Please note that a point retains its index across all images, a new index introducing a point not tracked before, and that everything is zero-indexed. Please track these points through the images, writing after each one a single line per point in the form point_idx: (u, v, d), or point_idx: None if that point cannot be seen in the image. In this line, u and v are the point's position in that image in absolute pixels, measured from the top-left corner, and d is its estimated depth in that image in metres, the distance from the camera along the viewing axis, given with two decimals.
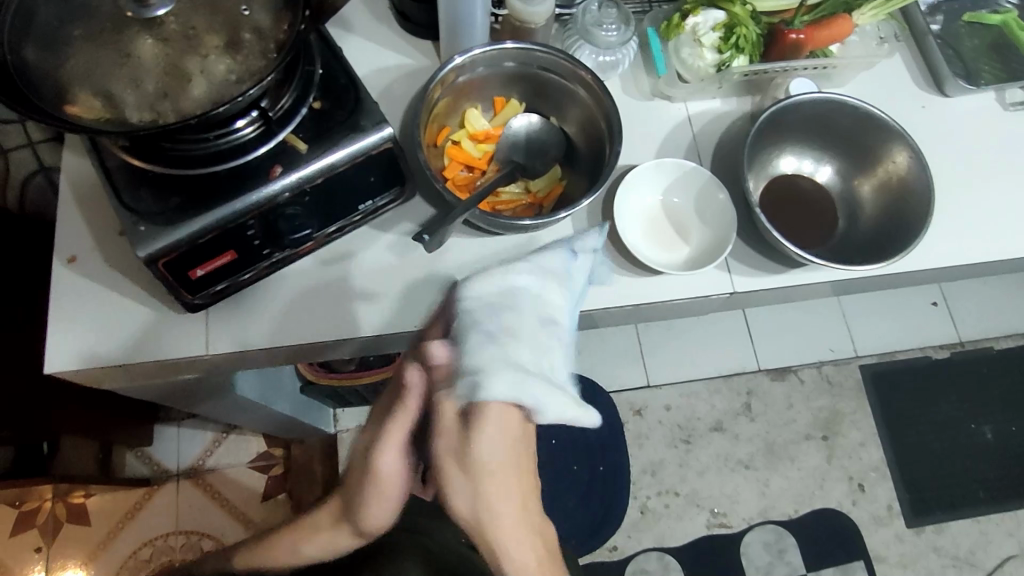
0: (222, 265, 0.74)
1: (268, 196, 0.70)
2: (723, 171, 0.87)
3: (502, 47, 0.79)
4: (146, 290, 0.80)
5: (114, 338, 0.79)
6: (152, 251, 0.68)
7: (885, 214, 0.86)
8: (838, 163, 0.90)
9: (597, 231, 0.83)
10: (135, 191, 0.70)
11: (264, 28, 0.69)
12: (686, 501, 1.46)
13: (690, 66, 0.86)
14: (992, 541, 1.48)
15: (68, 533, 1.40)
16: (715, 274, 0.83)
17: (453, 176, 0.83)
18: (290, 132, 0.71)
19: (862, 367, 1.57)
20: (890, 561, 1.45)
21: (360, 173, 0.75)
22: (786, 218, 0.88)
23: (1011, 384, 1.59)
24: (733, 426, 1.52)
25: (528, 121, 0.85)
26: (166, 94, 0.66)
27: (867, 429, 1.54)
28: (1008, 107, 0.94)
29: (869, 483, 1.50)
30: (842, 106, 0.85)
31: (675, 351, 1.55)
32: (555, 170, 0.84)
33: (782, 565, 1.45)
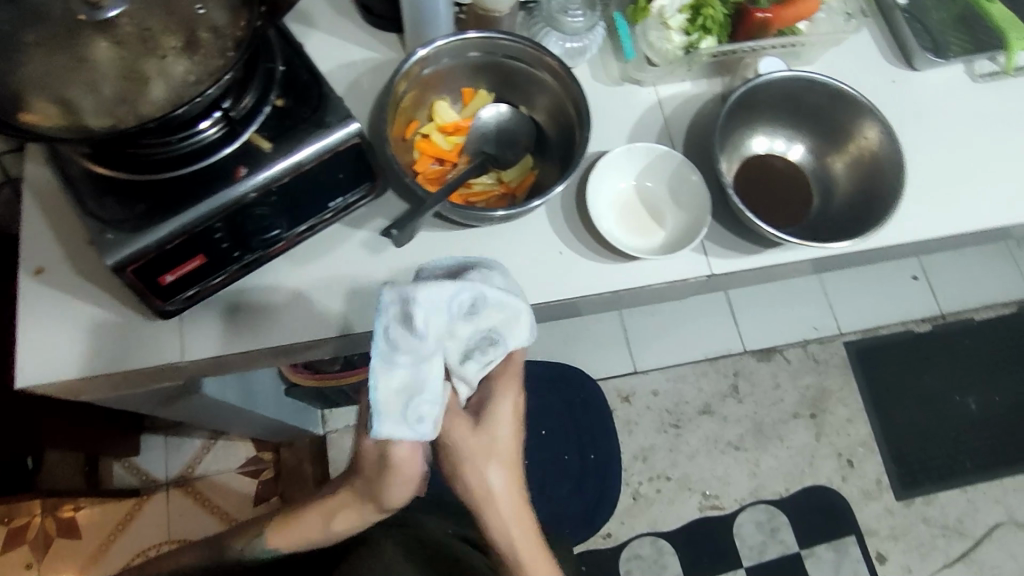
0: (192, 269, 0.73)
1: (235, 197, 0.69)
2: (695, 154, 0.87)
3: (465, 37, 0.77)
4: (116, 297, 0.79)
5: (87, 348, 0.78)
6: (118, 259, 0.67)
7: (859, 189, 0.86)
8: (811, 141, 0.90)
9: (571, 220, 0.83)
10: (100, 199, 0.69)
11: (221, 26, 0.67)
12: (677, 485, 1.47)
13: (658, 48, 0.85)
14: (980, 510, 1.50)
15: (58, 548, 1.39)
16: (691, 257, 0.83)
17: (424, 169, 0.81)
18: (254, 132, 0.71)
19: (846, 344, 1.58)
20: (881, 534, 1.47)
21: (327, 170, 0.74)
22: (760, 198, 0.88)
23: (994, 354, 1.61)
24: (722, 408, 1.53)
25: (497, 112, 0.84)
26: (124, 98, 0.64)
27: (853, 405, 1.55)
28: (977, 78, 0.94)
29: (857, 459, 1.51)
30: (812, 84, 0.85)
31: (660, 336, 1.55)
32: (528, 158, 0.83)
33: (775, 543, 1.46)
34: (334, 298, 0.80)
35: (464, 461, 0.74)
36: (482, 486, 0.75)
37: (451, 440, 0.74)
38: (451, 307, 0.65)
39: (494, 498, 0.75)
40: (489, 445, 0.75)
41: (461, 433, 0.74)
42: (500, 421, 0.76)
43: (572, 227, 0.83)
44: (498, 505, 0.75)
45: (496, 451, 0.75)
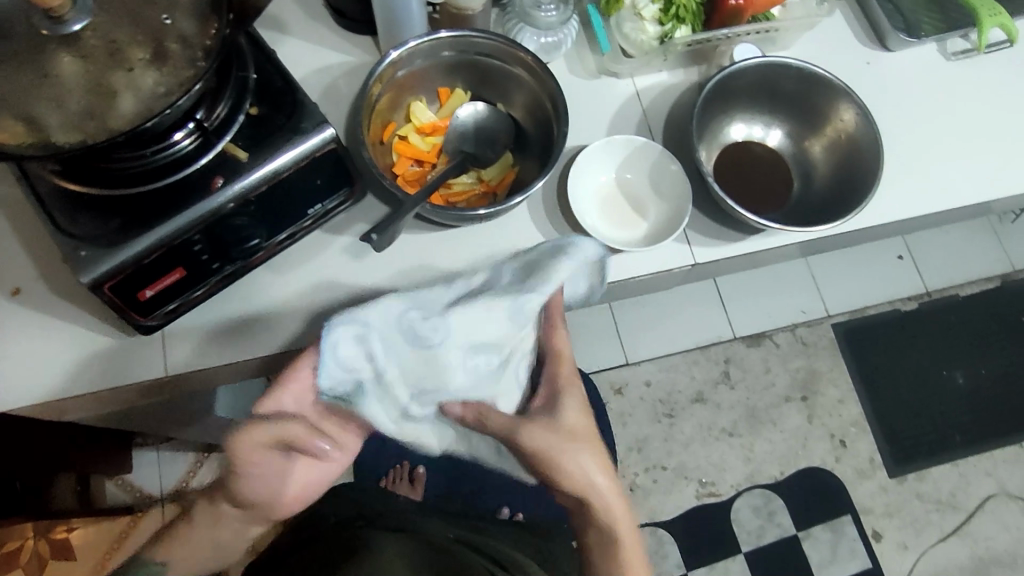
0: (171, 283, 0.72)
1: (212, 208, 0.68)
2: (674, 144, 0.87)
3: (438, 37, 0.76)
4: (96, 315, 0.78)
5: (69, 368, 0.77)
6: (95, 276, 0.66)
7: (837, 171, 0.86)
8: (789, 126, 0.90)
9: (552, 216, 0.82)
10: (73, 216, 0.68)
11: (190, 36, 0.66)
12: (674, 474, 1.47)
13: (633, 39, 0.85)
14: (972, 483, 1.52)
15: (54, 570, 1.38)
16: (674, 247, 0.83)
17: (403, 171, 0.81)
18: (228, 142, 0.70)
19: (834, 326, 1.59)
20: (876, 512, 1.49)
21: (305, 178, 0.73)
22: (742, 185, 0.88)
23: (979, 329, 1.62)
24: (714, 395, 1.53)
25: (474, 110, 0.83)
26: (92, 113, 0.63)
27: (843, 386, 1.56)
28: (950, 57, 0.95)
29: (850, 439, 1.52)
30: (787, 69, 0.85)
31: (650, 327, 1.56)
32: (507, 156, 0.83)
33: (773, 527, 1.47)
34: (320, 305, 0.80)
35: (568, 460, 0.72)
36: (586, 476, 0.73)
37: (541, 447, 0.72)
38: (410, 334, 0.67)
39: (596, 487, 0.74)
40: (584, 445, 0.74)
41: (548, 436, 0.72)
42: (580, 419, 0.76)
43: (554, 223, 0.82)
44: (602, 492, 0.74)
45: (593, 447, 0.75)
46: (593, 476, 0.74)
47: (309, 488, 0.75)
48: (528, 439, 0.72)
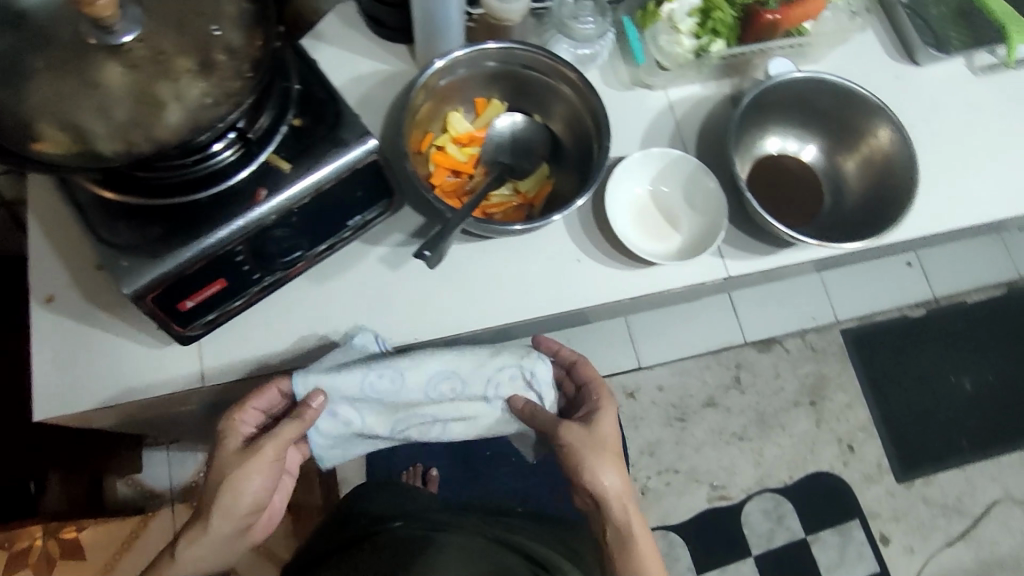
0: (212, 294, 0.72)
1: (255, 220, 0.68)
2: (708, 155, 0.87)
3: (482, 48, 0.77)
4: (129, 323, 0.78)
5: (103, 377, 0.76)
6: (138, 288, 0.65)
7: (868, 187, 0.87)
8: (821, 141, 0.91)
9: (588, 227, 0.83)
10: (114, 226, 0.68)
11: (237, 46, 0.65)
12: (685, 477, 1.49)
13: (669, 53, 0.85)
14: (978, 488, 1.54)
15: (63, 569, 1.37)
16: (708, 261, 0.83)
17: (440, 182, 0.80)
18: (271, 153, 0.70)
19: (843, 332, 1.61)
20: (883, 516, 1.51)
21: (346, 189, 0.73)
22: (774, 199, 0.89)
23: (985, 335, 1.64)
24: (725, 399, 1.54)
25: (512, 121, 0.84)
26: (139, 123, 0.63)
27: (852, 391, 1.58)
28: (976, 71, 0.96)
29: (858, 444, 1.54)
30: (822, 85, 0.85)
31: (663, 331, 1.56)
32: (543, 167, 0.83)
33: (782, 530, 1.49)
34: (356, 316, 0.80)
35: (599, 453, 0.77)
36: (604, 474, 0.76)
37: (570, 441, 0.77)
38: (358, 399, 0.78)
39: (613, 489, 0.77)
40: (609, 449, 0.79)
41: (575, 434, 0.77)
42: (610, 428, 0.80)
43: (590, 235, 0.83)
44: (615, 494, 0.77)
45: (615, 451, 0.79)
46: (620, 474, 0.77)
47: (274, 515, 0.83)
48: (561, 434, 0.78)
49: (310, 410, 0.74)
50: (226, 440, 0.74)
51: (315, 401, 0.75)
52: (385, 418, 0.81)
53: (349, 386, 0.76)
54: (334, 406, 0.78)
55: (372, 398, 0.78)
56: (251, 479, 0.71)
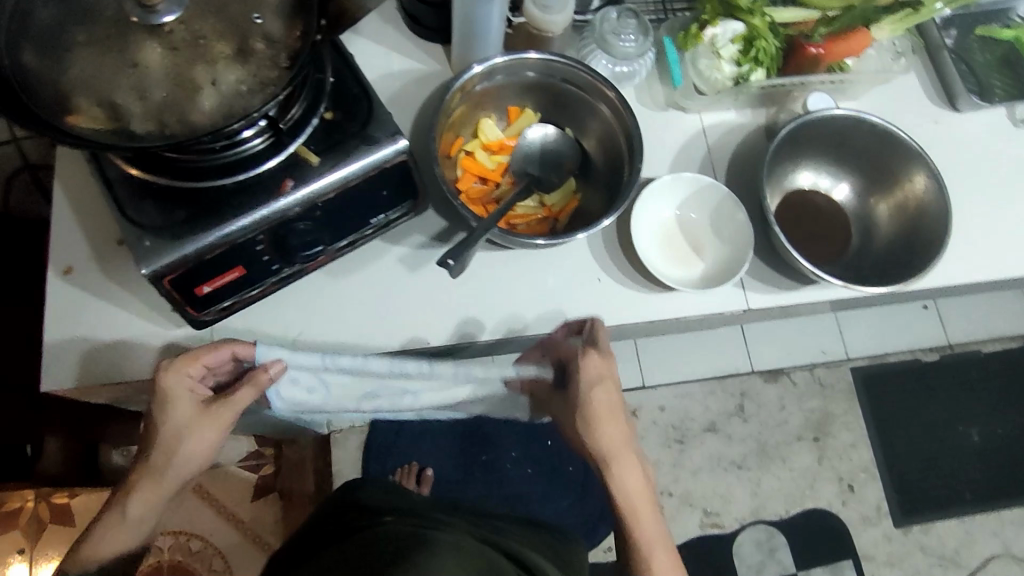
0: (229, 281, 0.72)
1: (278, 211, 0.68)
2: (738, 184, 0.86)
3: (522, 57, 0.76)
4: (144, 301, 0.77)
5: (113, 353, 0.76)
6: (156, 269, 0.65)
7: (898, 232, 0.86)
8: (855, 180, 0.89)
9: (611, 246, 0.82)
10: (140, 204, 0.67)
11: (275, 36, 0.65)
12: (679, 501, 1.47)
13: (707, 78, 0.84)
14: (976, 541, 1.52)
15: (52, 533, 1.37)
16: (729, 291, 0.82)
17: (467, 188, 0.80)
18: (301, 145, 0.69)
19: (853, 369, 1.59)
20: (877, 559, 1.49)
21: (372, 187, 0.72)
22: (800, 235, 0.88)
23: (997, 387, 1.62)
24: (727, 426, 1.53)
25: (543, 133, 0.83)
26: (174, 105, 0.62)
27: (858, 431, 1.56)
28: (1017, 123, 0.94)
29: (858, 484, 1.52)
30: (861, 124, 0.84)
31: (670, 352, 1.55)
32: (571, 182, 0.82)
33: (773, 563, 1.47)
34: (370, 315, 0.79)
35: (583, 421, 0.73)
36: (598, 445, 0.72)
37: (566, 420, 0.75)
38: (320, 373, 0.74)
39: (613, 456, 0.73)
40: (593, 411, 0.72)
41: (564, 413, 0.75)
42: (594, 375, 0.72)
43: (612, 254, 0.82)
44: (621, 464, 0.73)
45: (604, 411, 0.72)
46: (616, 441, 0.73)
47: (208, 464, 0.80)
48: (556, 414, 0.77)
49: (262, 381, 0.69)
50: (171, 402, 0.67)
51: (270, 368, 0.69)
52: (353, 391, 0.78)
53: (309, 360, 0.72)
54: (296, 377, 0.74)
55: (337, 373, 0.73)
56: (200, 442, 0.68)
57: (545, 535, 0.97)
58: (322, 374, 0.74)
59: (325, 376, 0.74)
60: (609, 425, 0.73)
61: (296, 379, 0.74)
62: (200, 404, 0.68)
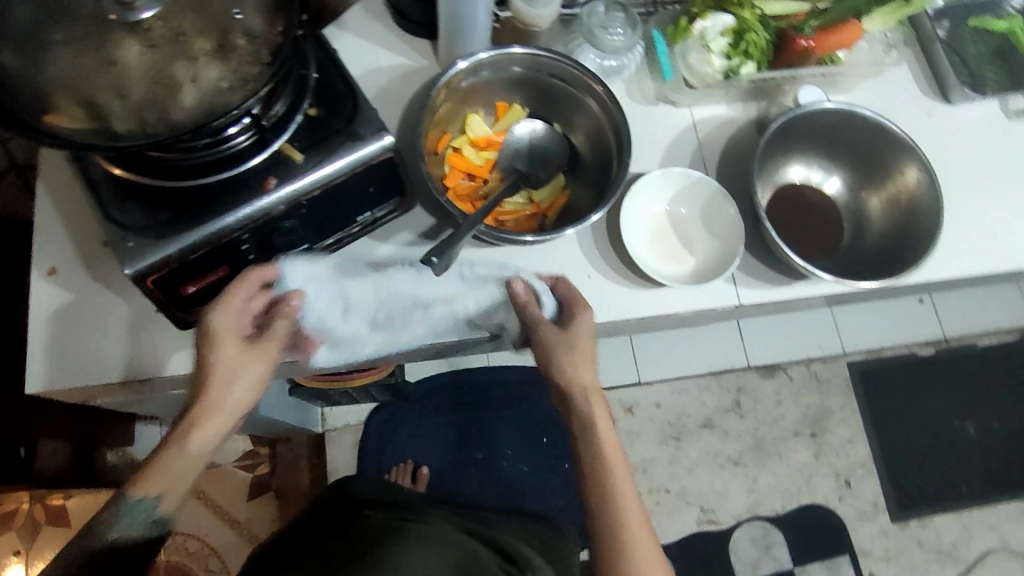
0: (215, 280, 0.71)
1: (262, 209, 0.67)
2: (729, 179, 0.85)
3: (508, 52, 0.75)
4: (129, 301, 0.77)
5: (98, 354, 0.75)
6: (139, 269, 0.64)
7: (891, 227, 0.85)
8: (847, 175, 0.89)
9: (601, 244, 0.81)
10: (122, 204, 0.67)
11: (256, 31, 0.64)
12: (675, 497, 1.47)
13: (697, 71, 0.83)
14: (973, 535, 1.52)
15: (48, 535, 1.36)
16: (720, 287, 0.81)
17: (455, 185, 0.79)
18: (285, 142, 0.68)
19: (849, 364, 1.58)
20: (874, 554, 1.48)
21: (358, 184, 0.72)
22: (792, 229, 0.88)
23: (994, 381, 1.62)
24: (723, 422, 1.52)
25: (532, 128, 0.82)
26: (155, 103, 0.62)
27: (854, 426, 1.55)
28: (1010, 115, 0.93)
29: (855, 479, 1.52)
30: (854, 117, 0.84)
31: (666, 348, 1.54)
32: (560, 178, 0.82)
33: (769, 560, 1.47)
34: None
35: (569, 360, 0.71)
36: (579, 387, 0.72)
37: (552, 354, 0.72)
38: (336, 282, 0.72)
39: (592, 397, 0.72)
40: (580, 348, 0.71)
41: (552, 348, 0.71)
42: (585, 320, 0.72)
43: (602, 251, 0.81)
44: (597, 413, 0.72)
45: (587, 352, 0.72)
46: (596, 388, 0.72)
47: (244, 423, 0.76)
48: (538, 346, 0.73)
49: (290, 308, 0.67)
50: (217, 328, 0.65)
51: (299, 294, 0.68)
52: (377, 302, 0.73)
53: (323, 271, 0.71)
54: (316, 292, 0.70)
55: (352, 277, 0.73)
56: (250, 382, 0.67)
57: (531, 530, 0.97)
58: (340, 286, 0.72)
59: (344, 283, 0.72)
60: (591, 372, 0.72)
61: (318, 292, 0.70)
62: (244, 342, 0.67)
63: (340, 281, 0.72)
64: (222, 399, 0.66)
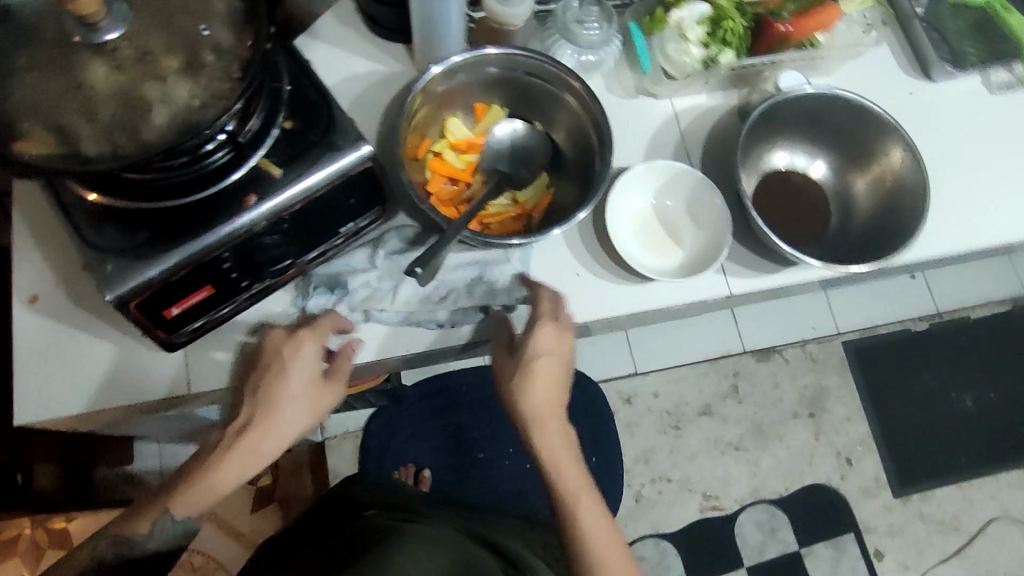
0: (199, 300, 0.70)
1: (242, 227, 0.66)
2: (714, 169, 0.85)
3: (483, 53, 0.74)
4: (114, 325, 0.76)
5: (86, 380, 0.74)
6: (120, 294, 0.64)
7: (879, 208, 0.85)
8: (831, 158, 0.88)
9: (588, 241, 0.81)
10: (100, 228, 0.66)
11: (226, 46, 0.63)
12: (678, 486, 1.47)
13: (676, 62, 0.82)
14: (975, 506, 1.53)
15: None
16: (710, 278, 0.81)
17: (437, 189, 0.78)
18: (262, 157, 0.67)
19: (844, 343, 1.58)
20: (878, 531, 1.49)
21: (339, 196, 0.71)
22: (779, 215, 0.87)
23: (989, 352, 1.62)
24: (721, 408, 1.53)
25: (511, 129, 0.82)
26: (125, 125, 0.60)
27: (852, 404, 1.56)
28: (993, 89, 0.93)
29: (856, 457, 1.53)
30: (837, 100, 0.83)
31: (661, 338, 1.54)
32: (543, 177, 0.81)
33: (774, 543, 1.47)
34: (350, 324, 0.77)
35: (520, 383, 0.72)
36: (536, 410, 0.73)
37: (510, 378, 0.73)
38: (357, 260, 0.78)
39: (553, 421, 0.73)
40: (536, 373, 0.72)
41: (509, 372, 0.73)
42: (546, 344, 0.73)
43: (590, 247, 0.80)
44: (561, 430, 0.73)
45: (546, 376, 0.73)
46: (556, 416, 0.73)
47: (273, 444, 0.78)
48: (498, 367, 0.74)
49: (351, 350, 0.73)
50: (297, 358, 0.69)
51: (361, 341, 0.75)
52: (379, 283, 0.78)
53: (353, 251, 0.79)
54: (331, 266, 0.78)
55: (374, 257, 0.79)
56: (308, 414, 0.70)
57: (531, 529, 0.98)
58: (356, 262, 0.78)
59: (361, 263, 0.78)
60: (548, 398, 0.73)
61: (333, 266, 0.78)
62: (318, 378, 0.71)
63: (361, 261, 0.78)
64: (283, 426, 0.68)
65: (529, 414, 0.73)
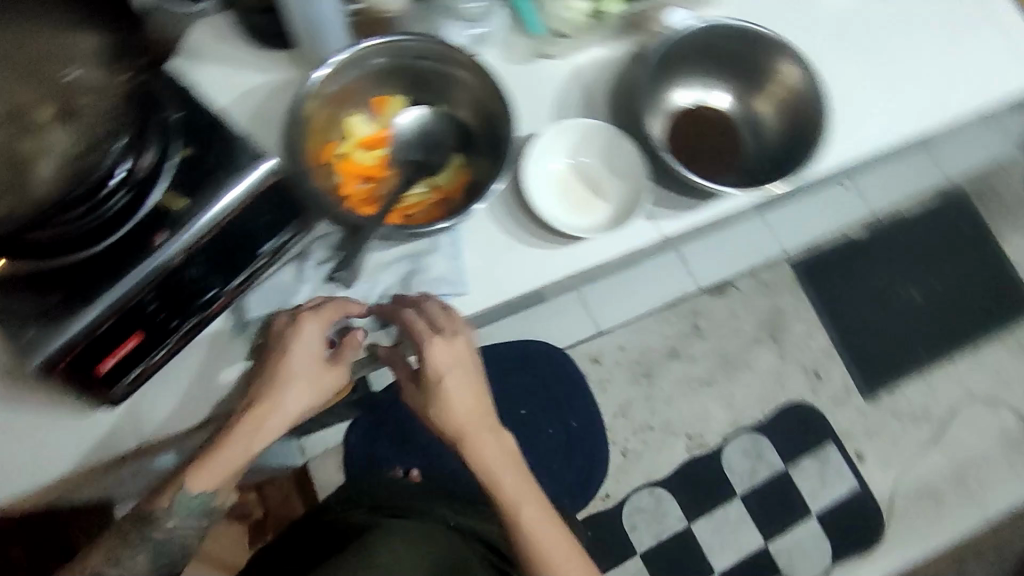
0: (130, 351, 0.67)
1: (160, 265, 0.65)
2: (623, 119, 0.85)
3: (366, 45, 0.73)
4: (45, 395, 0.72)
5: (31, 456, 0.71)
6: (47, 356, 0.63)
7: (786, 126, 0.86)
8: (733, 87, 0.90)
9: (512, 213, 0.81)
10: (12, 295, 0.64)
11: (98, 86, 0.63)
12: (661, 433, 1.50)
13: (566, 18, 0.83)
14: (939, 391, 1.60)
15: None
16: (640, 225, 0.82)
17: (352, 192, 0.77)
18: (164, 192, 0.66)
19: (791, 263, 1.63)
20: (855, 434, 1.55)
21: (252, 215, 0.69)
22: (694, 152, 0.89)
23: (926, 244, 1.68)
24: (687, 349, 1.56)
25: (415, 116, 0.82)
26: (13, 184, 0.60)
27: (809, 319, 1.61)
28: None
29: (822, 369, 1.58)
30: (725, 30, 0.84)
31: (617, 293, 1.55)
32: (456, 158, 0.81)
33: (761, 466, 1.52)
34: None
35: (438, 402, 0.77)
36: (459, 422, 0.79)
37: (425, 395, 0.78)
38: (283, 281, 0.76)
39: (476, 433, 0.80)
40: (444, 392, 0.77)
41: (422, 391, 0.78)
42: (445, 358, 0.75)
43: (515, 220, 0.80)
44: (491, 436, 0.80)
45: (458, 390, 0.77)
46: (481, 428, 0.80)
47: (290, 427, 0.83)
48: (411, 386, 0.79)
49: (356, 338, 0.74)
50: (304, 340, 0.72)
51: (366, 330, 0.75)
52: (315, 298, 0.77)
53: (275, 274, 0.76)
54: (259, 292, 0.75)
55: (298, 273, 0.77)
56: (314, 393, 0.74)
57: None
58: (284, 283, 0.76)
59: (289, 281, 0.76)
60: (466, 412, 0.79)
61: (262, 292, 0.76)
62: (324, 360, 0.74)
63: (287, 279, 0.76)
64: (286, 402, 0.72)
65: (452, 429, 0.79)
